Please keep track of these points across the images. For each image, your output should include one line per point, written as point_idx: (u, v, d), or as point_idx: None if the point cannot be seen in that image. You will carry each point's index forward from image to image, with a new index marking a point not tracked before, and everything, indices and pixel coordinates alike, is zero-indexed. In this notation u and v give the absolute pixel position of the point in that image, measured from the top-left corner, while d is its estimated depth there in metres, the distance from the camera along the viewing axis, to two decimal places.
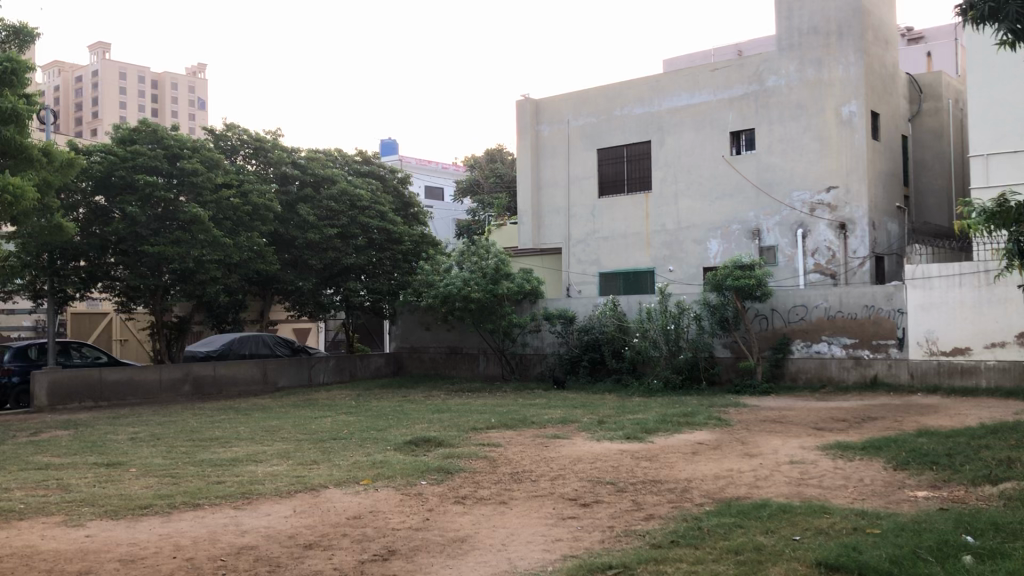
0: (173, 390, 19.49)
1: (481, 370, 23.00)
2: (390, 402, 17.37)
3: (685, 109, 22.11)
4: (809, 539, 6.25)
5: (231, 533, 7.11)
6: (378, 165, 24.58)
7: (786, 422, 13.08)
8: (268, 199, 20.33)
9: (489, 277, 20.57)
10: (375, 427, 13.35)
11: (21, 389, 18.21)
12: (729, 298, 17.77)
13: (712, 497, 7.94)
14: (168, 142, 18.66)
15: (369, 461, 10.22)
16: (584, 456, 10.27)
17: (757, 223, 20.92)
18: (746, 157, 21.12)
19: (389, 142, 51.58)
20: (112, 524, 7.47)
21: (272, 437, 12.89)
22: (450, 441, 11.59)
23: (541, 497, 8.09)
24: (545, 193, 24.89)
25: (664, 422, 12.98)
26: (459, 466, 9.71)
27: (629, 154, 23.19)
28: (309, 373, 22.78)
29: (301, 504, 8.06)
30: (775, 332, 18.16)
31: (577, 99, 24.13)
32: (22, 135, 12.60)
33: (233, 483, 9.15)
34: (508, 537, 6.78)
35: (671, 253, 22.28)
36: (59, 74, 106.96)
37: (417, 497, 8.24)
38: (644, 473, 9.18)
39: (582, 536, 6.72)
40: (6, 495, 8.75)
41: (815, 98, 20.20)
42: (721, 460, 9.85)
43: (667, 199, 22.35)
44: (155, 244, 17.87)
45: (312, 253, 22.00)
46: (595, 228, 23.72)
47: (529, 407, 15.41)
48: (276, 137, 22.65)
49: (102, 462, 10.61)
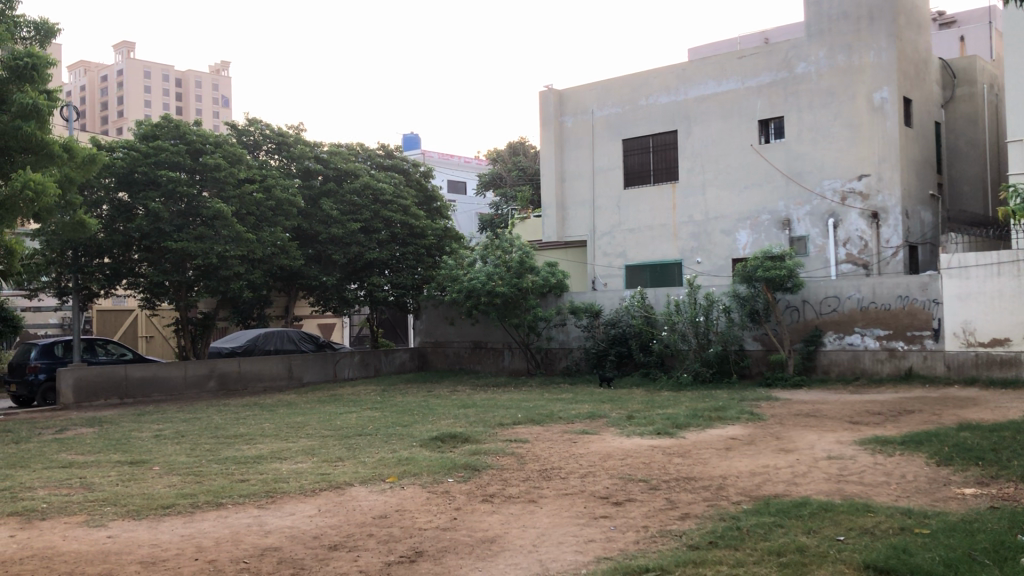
0: (198, 387, 19.43)
1: (507, 365, 22.80)
2: (415, 397, 17.17)
3: (712, 97, 21.74)
4: (855, 539, 5.97)
5: (255, 534, 6.94)
6: (400, 159, 24.40)
7: (820, 416, 12.76)
8: (291, 195, 20.25)
9: (514, 271, 20.36)
10: (400, 423, 13.16)
11: (48, 386, 18.21)
12: (759, 290, 17.39)
13: (749, 495, 7.67)
14: (190, 137, 18.57)
15: (395, 457, 10.04)
16: (614, 453, 10.03)
17: (787, 214, 20.54)
18: (775, 146, 20.74)
19: (412, 136, 51.61)
20: (134, 525, 7.31)
21: (297, 433, 12.75)
22: (477, 436, 11.38)
23: (572, 496, 7.86)
24: (570, 185, 24.57)
25: (694, 416, 12.71)
26: (486, 463, 9.50)
27: (656, 144, 22.85)
28: (333, 369, 22.67)
29: (326, 504, 7.88)
30: (807, 324, 17.79)
31: (602, 89, 23.80)
32: (44, 131, 12.48)
33: (257, 481, 9.00)
34: (538, 538, 6.55)
35: (698, 244, 21.95)
36: (85, 74, 108.14)
37: (444, 495, 8.04)
38: (677, 469, 8.92)
39: (615, 536, 6.48)
40: (29, 494, 8.63)
41: (846, 84, 19.78)
42: (755, 456, 9.56)
43: (695, 190, 22.00)
44: (179, 240, 17.79)
45: (335, 248, 21.90)
46: (621, 220, 23.40)
47: (556, 402, 15.17)
48: (299, 132, 22.60)
49: (126, 461, 10.49)
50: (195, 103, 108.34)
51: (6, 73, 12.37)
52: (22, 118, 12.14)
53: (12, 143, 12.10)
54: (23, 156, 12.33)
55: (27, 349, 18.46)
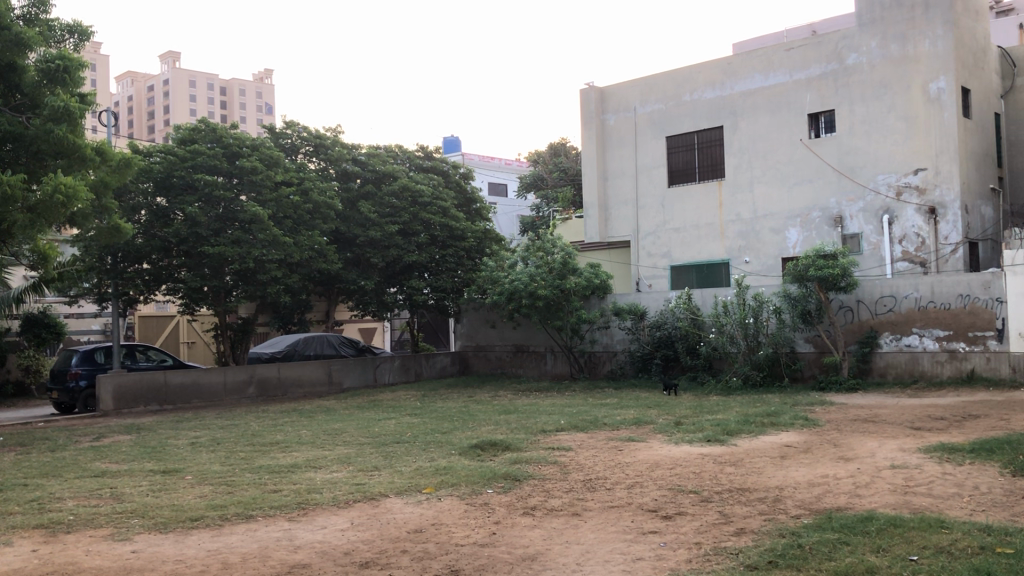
0: (238, 393, 19.27)
1: (550, 369, 22.36)
2: (456, 403, 16.80)
3: (759, 91, 21.11)
4: (930, 559, 5.44)
5: (284, 549, 6.58)
6: (440, 160, 24.10)
7: (880, 422, 12.13)
8: (329, 198, 20.10)
9: (555, 272, 19.92)
10: (439, 430, 12.79)
11: (89, 393, 18.17)
12: (812, 290, 16.74)
13: (808, 508, 7.14)
14: (227, 140, 18.43)
15: (433, 466, 9.65)
16: (662, 461, 9.53)
17: (839, 210, 19.84)
18: (826, 140, 20.05)
19: (452, 139, 51.46)
20: (160, 539, 7.00)
21: (334, 440, 12.44)
22: (518, 444, 10.96)
23: (618, 508, 7.40)
24: (612, 185, 24.02)
25: (746, 422, 12.14)
26: (527, 472, 9.07)
27: (701, 140, 22.24)
28: (374, 373, 22.41)
29: (359, 517, 7.51)
30: (862, 325, 17.07)
31: (644, 85, 23.24)
32: (76, 134, 12.33)
33: (290, 491, 8.68)
34: (583, 555, 6.11)
35: (747, 243, 21.30)
36: (133, 85, 110.03)
37: (483, 508, 7.63)
38: (730, 480, 8.40)
39: (666, 554, 6.01)
40: (57, 505, 8.38)
41: (899, 74, 19.04)
42: (814, 465, 8.99)
43: (742, 187, 21.37)
44: (216, 244, 17.65)
45: (374, 251, 21.68)
46: (666, 219, 22.81)
47: (601, 408, 14.71)
48: (337, 134, 22.45)
49: (159, 470, 10.24)
50: (239, 112, 109.78)
51: (39, 76, 12.37)
52: (53, 121, 12.00)
53: (44, 148, 11.99)
54: (56, 161, 12.22)
55: (69, 356, 18.45)
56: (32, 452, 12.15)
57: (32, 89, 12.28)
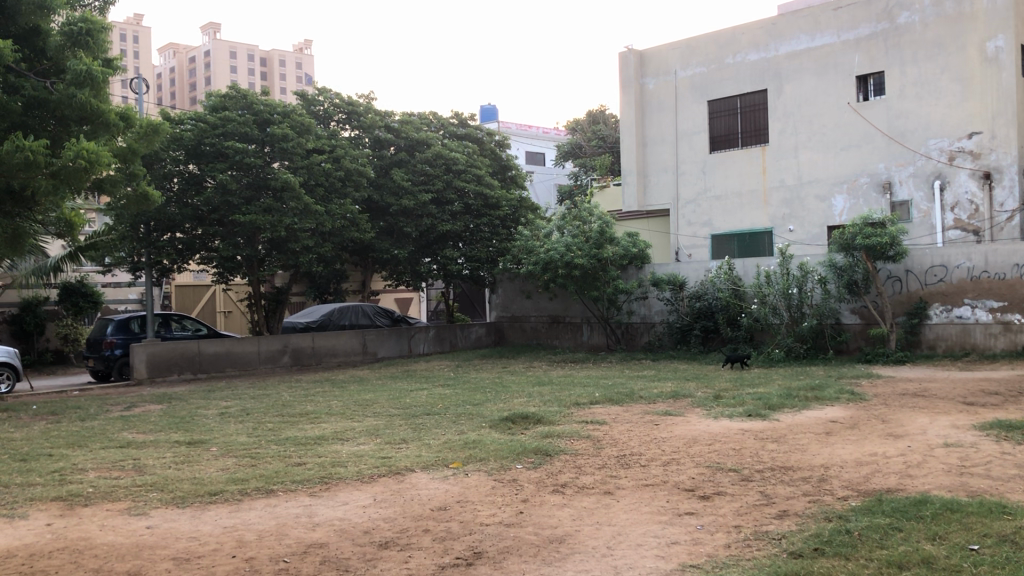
0: (272, 362, 19.19)
1: (586, 340, 21.99)
2: (489, 374, 16.52)
3: (806, 53, 20.33)
4: (993, 549, 4.99)
5: (302, 526, 6.32)
6: (475, 128, 23.66)
7: (930, 396, 11.59)
8: (361, 165, 19.80)
9: (592, 241, 19.45)
10: (471, 402, 12.49)
11: (124, 361, 18.16)
12: (858, 259, 16.13)
13: (856, 489, 6.69)
14: (258, 107, 18.17)
15: (462, 440, 9.34)
16: (701, 437, 9.12)
17: (888, 176, 19.11)
18: (875, 103, 19.28)
19: (489, 107, 50.88)
20: (176, 514, 6.76)
21: (363, 412, 12.20)
22: (550, 417, 10.61)
23: (653, 487, 7.02)
24: (652, 150, 23.38)
25: (789, 396, 11.67)
26: (559, 447, 8.72)
27: (743, 104, 21.54)
28: (408, 344, 22.19)
29: (382, 493, 7.22)
30: (911, 296, 16.41)
31: (686, 48, 22.51)
32: (100, 100, 12.09)
33: (314, 465, 8.42)
34: (614, 538, 5.74)
35: (791, 211, 20.63)
36: (174, 56, 110.63)
37: (511, 485, 7.30)
38: (772, 458, 7.96)
39: (703, 539, 5.63)
40: (78, 477, 8.21)
41: (954, 33, 18.21)
42: (860, 442, 8.53)
43: (786, 153, 20.66)
44: (247, 213, 17.46)
45: (407, 220, 21.41)
46: (706, 186, 22.17)
47: (637, 380, 14.30)
48: (370, 101, 22.12)
49: (184, 441, 10.07)
50: (279, 82, 109.99)
51: (62, 39, 12.11)
52: (76, 86, 11.80)
53: (68, 113, 11.78)
54: (81, 127, 12.02)
55: (104, 325, 18.45)
56: (62, 420, 12.07)
57: (56, 54, 12.09)
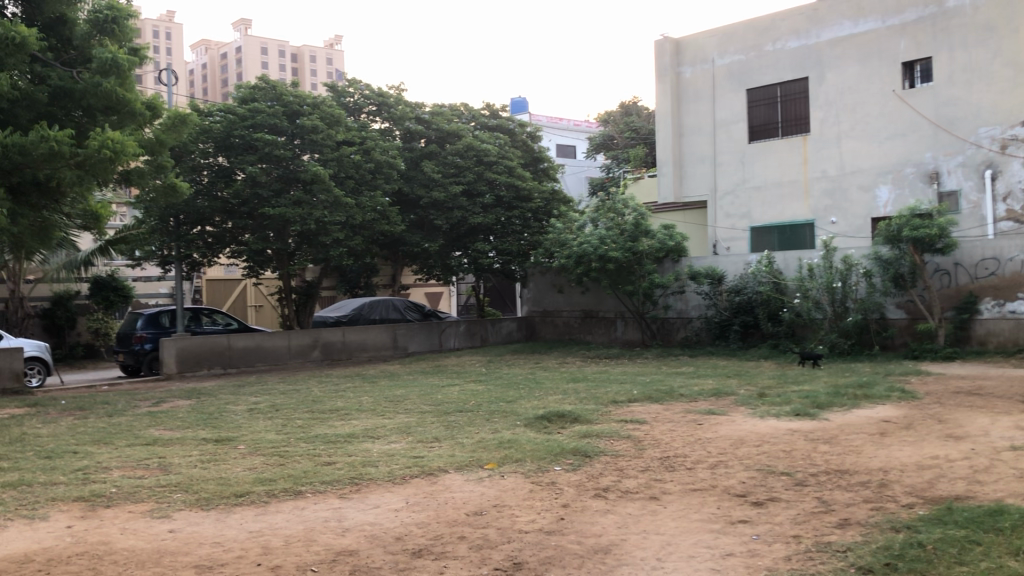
0: (302, 356, 18.98)
1: (620, 335, 21.58)
2: (522, 370, 16.16)
3: (848, 39, 19.75)
4: None
5: (331, 532, 5.98)
6: (507, 119, 23.28)
7: (986, 395, 11.06)
8: (391, 157, 19.47)
9: (627, 234, 19.04)
10: (504, 398, 12.13)
11: (154, 356, 18.01)
12: (905, 251, 15.57)
13: (921, 496, 6.24)
14: (287, 98, 17.93)
15: (496, 439, 8.97)
16: (748, 438, 8.69)
17: (935, 165, 18.48)
18: (922, 90, 18.67)
19: (519, 100, 50.47)
20: (201, 517, 6.46)
21: (394, 408, 11.92)
22: (587, 416, 10.21)
23: (702, 492, 6.62)
24: (688, 141, 22.86)
25: (837, 394, 11.20)
26: (599, 448, 8.33)
27: (784, 93, 20.95)
28: (439, 338, 21.88)
29: (415, 495, 6.88)
30: (960, 290, 15.80)
31: (723, 35, 21.98)
32: (126, 89, 11.89)
33: (344, 464, 8.10)
34: (663, 549, 5.34)
35: (833, 202, 20.03)
36: (206, 53, 111.46)
37: (551, 488, 6.93)
38: (826, 460, 7.52)
39: (760, 550, 5.22)
40: (101, 476, 7.95)
41: (1006, 17, 17.53)
42: (919, 444, 8.05)
43: (828, 142, 20.07)
44: (277, 206, 17.23)
45: (438, 213, 21.08)
46: (745, 177, 21.62)
47: (676, 376, 13.89)
48: (401, 92, 21.85)
49: (212, 438, 9.81)
50: (310, 78, 110.43)
51: (88, 27, 12.08)
52: (102, 75, 11.64)
53: (93, 102, 11.57)
54: (107, 117, 11.81)
55: (135, 319, 18.33)
56: (90, 416, 11.89)
57: (83, 42, 11.99)
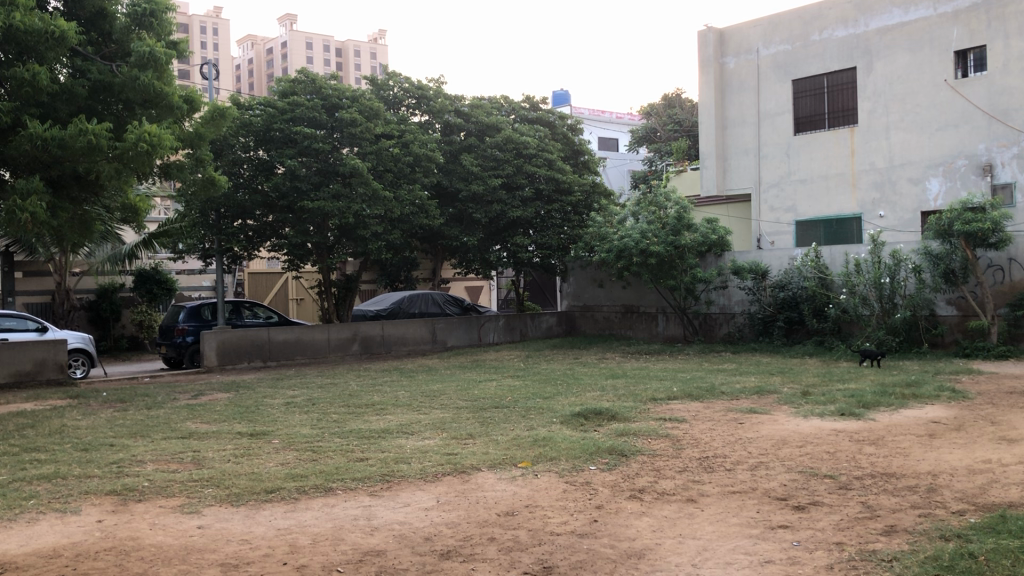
0: (341, 350, 19.01)
1: (661, 331, 21.30)
2: (561, 365, 15.98)
3: (899, 27, 19.22)
4: None
5: (360, 530, 5.88)
6: (547, 112, 23.07)
7: None
8: (430, 150, 19.36)
9: (669, 228, 18.76)
10: (542, 394, 11.97)
11: (195, 348, 18.15)
12: (957, 246, 15.08)
13: (973, 502, 5.96)
14: (326, 92, 17.93)
15: (532, 437, 8.82)
16: (791, 438, 8.43)
17: (989, 157, 17.95)
18: (975, 79, 18.10)
19: (561, 93, 50.22)
20: (230, 513, 6.41)
21: (431, 403, 11.83)
22: (625, 413, 10.01)
23: (741, 495, 6.40)
24: (732, 133, 22.45)
25: (884, 393, 10.86)
26: (635, 447, 8.13)
27: (831, 84, 20.47)
28: (478, 333, 21.77)
29: (446, 494, 6.76)
30: (1014, 286, 15.30)
31: (769, 25, 21.54)
32: (164, 83, 12.03)
33: (376, 461, 8.01)
34: (700, 555, 5.15)
35: (882, 195, 19.54)
36: (252, 48, 112.64)
37: (585, 488, 6.76)
38: (872, 463, 7.25)
39: (802, 558, 5.00)
40: (135, 469, 7.95)
41: None
42: (970, 447, 7.73)
43: (877, 133, 19.57)
44: (316, 199, 17.23)
45: (477, 206, 20.95)
46: (790, 169, 21.17)
47: (717, 373, 13.63)
48: (440, 84, 21.71)
49: (246, 432, 9.79)
50: (354, 72, 111.12)
51: (128, 21, 12.08)
52: (140, 69, 11.75)
53: (132, 95, 11.69)
54: (145, 110, 11.94)
55: (177, 312, 18.48)
56: (130, 408, 11.97)
57: (122, 36, 12.01)
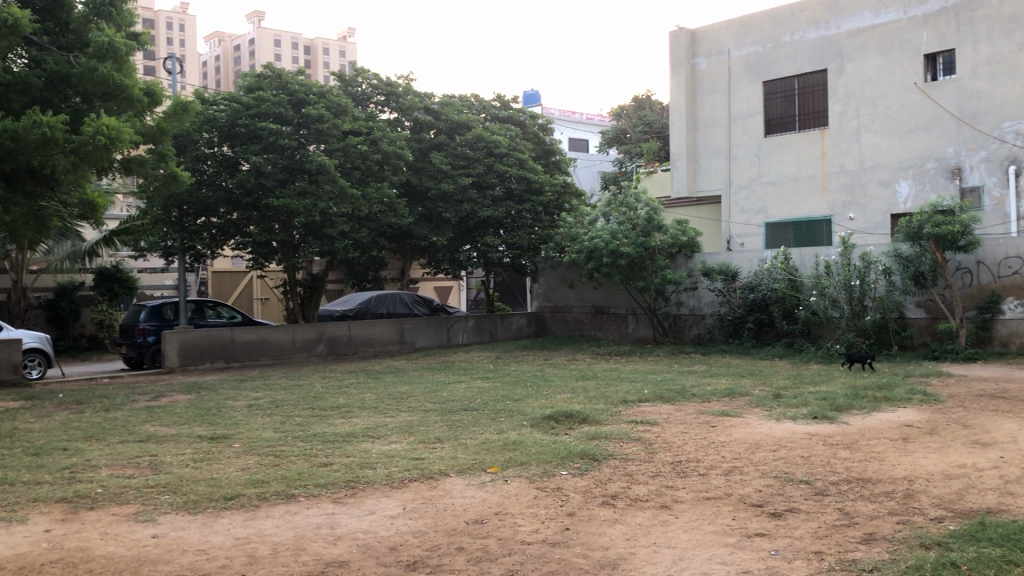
0: (307, 351, 18.67)
1: (631, 332, 21.19)
2: (530, 367, 15.79)
3: (869, 30, 19.28)
4: None
5: (322, 540, 5.64)
6: (517, 111, 22.88)
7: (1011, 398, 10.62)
8: (399, 148, 19.08)
9: (639, 228, 18.67)
10: (512, 397, 11.76)
11: (156, 349, 17.72)
12: (926, 249, 15.09)
13: (952, 508, 5.84)
14: (293, 87, 17.64)
15: (501, 440, 8.62)
16: (764, 442, 8.30)
17: (957, 161, 18.03)
18: (945, 83, 18.18)
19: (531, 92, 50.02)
20: (187, 522, 6.13)
21: (398, 405, 11.60)
22: (596, 416, 9.84)
23: (716, 501, 6.24)
24: (703, 134, 22.43)
25: (855, 396, 10.78)
26: (607, 451, 7.95)
27: (801, 86, 20.50)
28: (447, 333, 21.52)
29: (413, 501, 6.53)
30: (982, 289, 15.34)
31: (740, 26, 21.53)
32: (123, 74, 11.65)
33: (340, 466, 7.75)
34: (676, 564, 4.97)
35: (851, 197, 19.58)
36: (219, 44, 111.34)
37: (556, 494, 6.57)
38: (847, 468, 7.13)
39: (781, 568, 4.85)
40: (89, 475, 7.63)
41: None
42: (944, 451, 7.64)
43: (847, 136, 19.61)
44: (281, 196, 16.89)
45: (446, 205, 20.71)
46: (761, 171, 21.17)
47: (688, 375, 13.53)
48: (409, 82, 21.36)
49: (206, 436, 9.48)
50: (323, 70, 110.29)
51: (86, 10, 11.79)
52: (99, 59, 11.38)
53: (90, 88, 11.31)
54: (104, 102, 11.55)
55: (138, 312, 18.05)
56: (86, 410, 11.59)
57: (79, 26, 11.68)
